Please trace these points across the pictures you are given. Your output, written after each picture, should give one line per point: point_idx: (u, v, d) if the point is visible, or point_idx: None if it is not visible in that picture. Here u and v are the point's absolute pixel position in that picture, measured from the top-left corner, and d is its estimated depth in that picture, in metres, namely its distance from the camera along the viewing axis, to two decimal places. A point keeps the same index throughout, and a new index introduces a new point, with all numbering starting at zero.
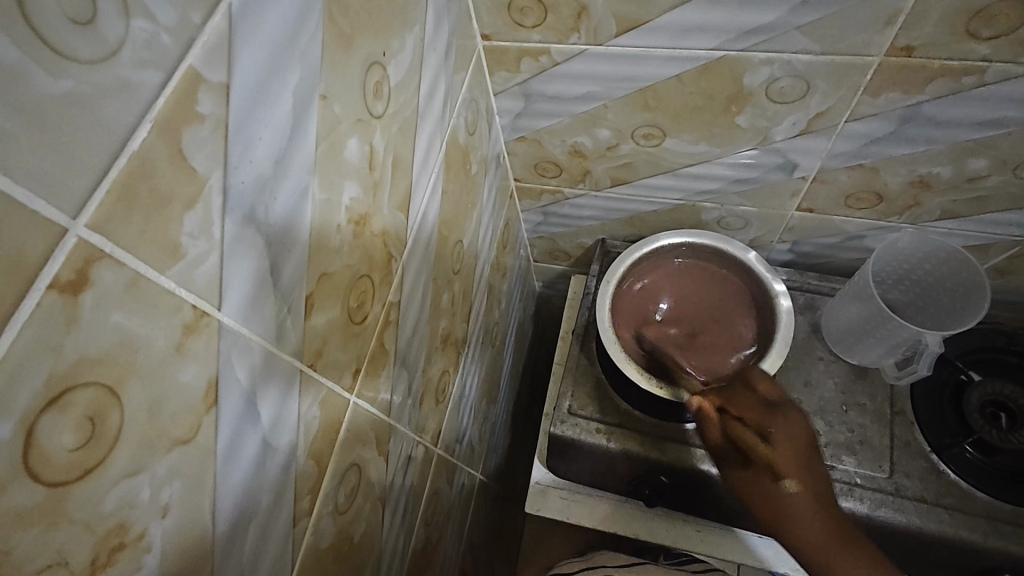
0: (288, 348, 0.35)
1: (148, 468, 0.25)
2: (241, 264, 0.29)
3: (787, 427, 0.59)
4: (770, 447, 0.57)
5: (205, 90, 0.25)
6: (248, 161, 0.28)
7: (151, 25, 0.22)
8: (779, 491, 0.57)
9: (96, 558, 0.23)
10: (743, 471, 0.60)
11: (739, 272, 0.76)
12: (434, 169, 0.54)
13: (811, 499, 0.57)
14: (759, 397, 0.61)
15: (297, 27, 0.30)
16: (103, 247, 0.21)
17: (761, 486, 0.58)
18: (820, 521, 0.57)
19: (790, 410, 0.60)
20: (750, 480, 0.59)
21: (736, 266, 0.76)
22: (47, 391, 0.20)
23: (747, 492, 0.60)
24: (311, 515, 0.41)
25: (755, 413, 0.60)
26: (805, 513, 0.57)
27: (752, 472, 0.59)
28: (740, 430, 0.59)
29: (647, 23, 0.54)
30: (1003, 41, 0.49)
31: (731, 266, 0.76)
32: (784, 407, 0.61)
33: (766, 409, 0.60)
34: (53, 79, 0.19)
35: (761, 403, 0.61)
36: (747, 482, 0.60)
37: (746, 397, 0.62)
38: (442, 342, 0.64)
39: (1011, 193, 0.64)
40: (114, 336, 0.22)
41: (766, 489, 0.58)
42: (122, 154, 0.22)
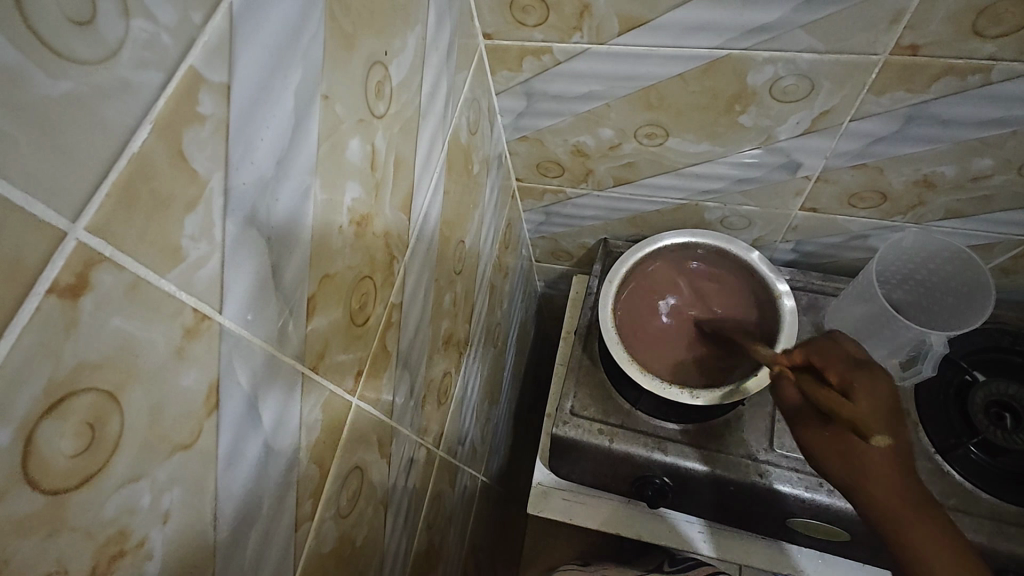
0: (290, 351, 0.34)
1: (148, 473, 0.25)
2: (242, 266, 0.29)
3: (872, 385, 0.54)
4: (852, 403, 0.52)
5: (206, 90, 0.24)
6: (249, 163, 0.28)
7: (151, 26, 0.22)
8: (863, 451, 0.51)
9: (96, 565, 0.23)
10: (817, 428, 0.54)
11: (742, 270, 0.76)
12: (436, 169, 0.53)
13: (887, 461, 0.51)
14: (846, 353, 0.57)
15: (299, 27, 0.30)
16: (102, 250, 0.21)
17: (840, 443, 0.53)
18: (906, 498, 0.50)
19: (879, 370, 0.56)
20: (823, 437, 0.54)
21: (737, 265, 0.76)
22: (47, 397, 0.20)
23: (820, 451, 0.54)
24: (313, 519, 0.41)
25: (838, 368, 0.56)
26: (881, 478, 0.51)
27: (828, 429, 0.54)
28: (822, 388, 0.54)
29: (650, 22, 0.53)
30: (1009, 39, 0.48)
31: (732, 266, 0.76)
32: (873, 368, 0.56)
33: (850, 366, 0.56)
34: (51, 80, 0.19)
35: (847, 359, 0.57)
36: (820, 439, 0.54)
37: (829, 352, 0.58)
38: (444, 343, 0.64)
39: (1016, 192, 0.64)
40: (114, 341, 0.22)
41: (841, 447, 0.53)
42: (121, 156, 0.21)
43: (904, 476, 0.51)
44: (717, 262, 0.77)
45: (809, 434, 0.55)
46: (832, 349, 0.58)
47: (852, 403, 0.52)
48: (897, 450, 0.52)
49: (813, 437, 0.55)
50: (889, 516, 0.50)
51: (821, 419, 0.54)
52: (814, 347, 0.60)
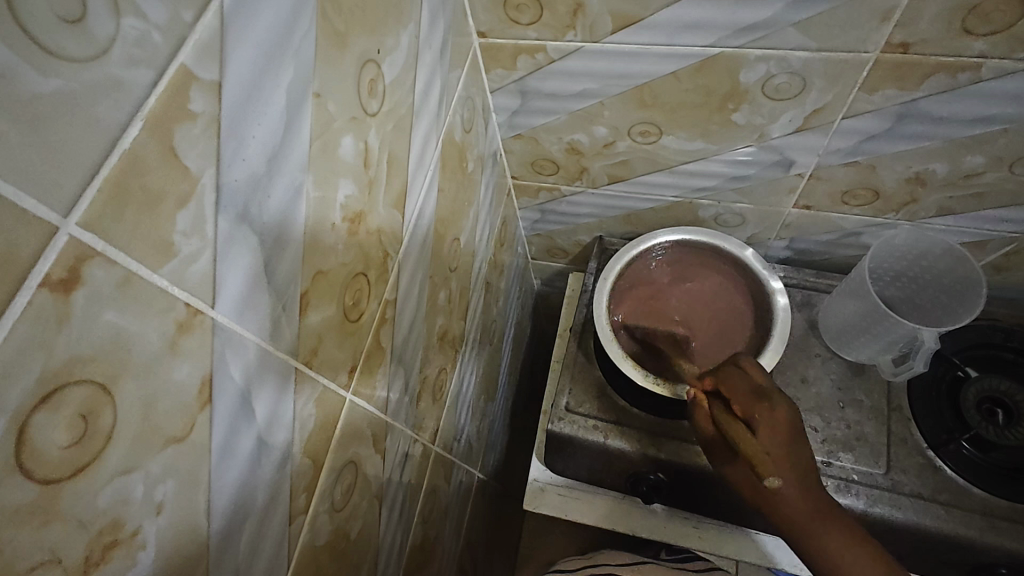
0: (283, 346, 0.35)
1: (141, 466, 0.25)
2: (235, 262, 0.29)
3: (773, 415, 0.53)
4: (754, 438, 0.53)
5: (198, 88, 0.25)
6: (242, 159, 0.28)
7: (142, 24, 0.22)
8: (762, 486, 0.54)
9: (89, 556, 0.23)
10: (732, 461, 0.57)
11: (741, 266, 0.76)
12: (431, 167, 0.54)
13: (792, 490, 0.53)
14: (751, 382, 0.57)
15: (290, 26, 0.30)
16: (95, 245, 0.21)
17: (743, 474, 0.56)
18: (808, 516, 0.53)
19: (778, 396, 0.55)
20: (736, 468, 0.57)
21: (736, 262, 0.76)
22: (40, 389, 0.20)
23: (734, 479, 0.57)
24: (307, 513, 0.41)
25: (744, 400, 0.55)
26: (782, 505, 0.54)
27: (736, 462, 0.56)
28: (729, 422, 0.55)
29: (643, 20, 0.53)
30: (999, 37, 0.49)
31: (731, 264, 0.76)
32: (774, 392, 0.55)
33: (741, 400, 0.56)
34: (43, 78, 0.19)
35: (750, 389, 0.56)
36: (736, 470, 0.57)
37: (739, 381, 0.57)
38: (439, 339, 0.64)
39: (1008, 189, 0.64)
40: (107, 335, 0.22)
41: (752, 483, 0.55)
42: (113, 153, 0.22)
43: (808, 496, 0.53)
44: (715, 259, 0.77)
45: (723, 462, 0.58)
46: (742, 377, 0.57)
47: (751, 441, 0.53)
48: (801, 474, 0.53)
49: (729, 466, 0.57)
50: (797, 531, 0.54)
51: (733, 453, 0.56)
52: (726, 372, 0.59)
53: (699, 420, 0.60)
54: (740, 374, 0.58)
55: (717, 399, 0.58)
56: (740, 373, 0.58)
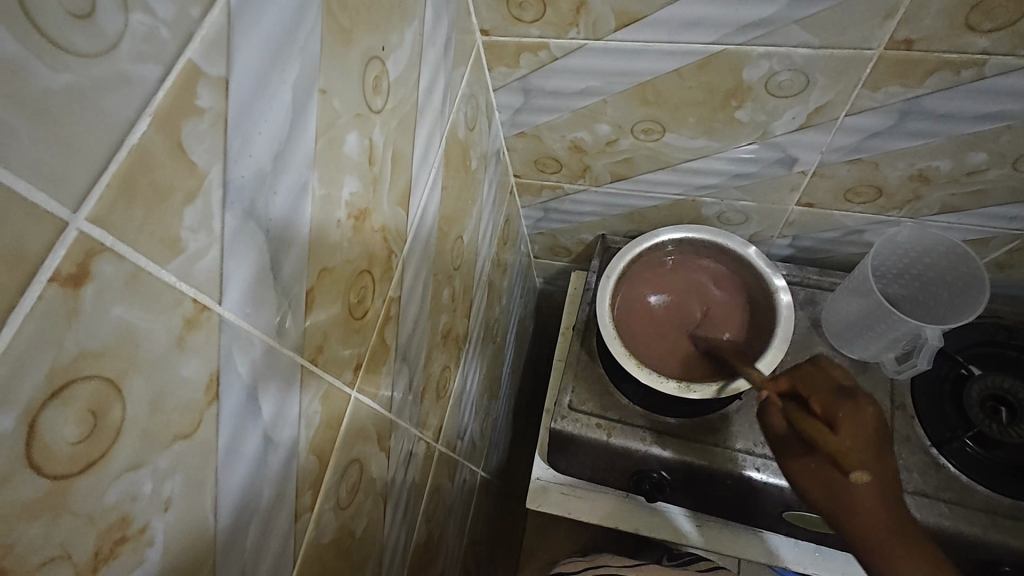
0: (289, 344, 0.35)
1: (149, 461, 0.25)
2: (242, 258, 0.29)
3: (858, 414, 0.55)
4: (837, 436, 0.54)
5: (204, 84, 0.25)
6: (248, 156, 0.29)
7: (149, 19, 0.22)
8: (843, 483, 0.53)
9: (98, 551, 0.23)
10: (804, 460, 0.56)
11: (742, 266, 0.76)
12: (434, 164, 0.54)
13: (872, 490, 0.52)
14: (831, 381, 0.59)
15: (297, 22, 0.30)
16: (103, 240, 0.21)
17: (817, 474, 0.55)
18: (889, 524, 0.51)
19: (864, 396, 0.57)
20: (807, 466, 0.56)
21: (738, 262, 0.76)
22: (50, 383, 0.20)
23: (806, 478, 0.56)
24: (313, 510, 0.41)
25: (823, 399, 0.57)
26: (862, 506, 0.52)
27: (810, 459, 0.56)
28: (807, 419, 0.56)
29: (646, 18, 0.53)
30: (1002, 34, 0.49)
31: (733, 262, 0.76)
32: (859, 395, 0.57)
33: (824, 399, 0.57)
34: (52, 72, 0.19)
35: (833, 388, 0.58)
36: (808, 468, 0.56)
37: (818, 381, 0.59)
38: (443, 337, 0.64)
39: (1011, 186, 0.64)
40: (115, 330, 0.22)
41: (832, 481, 0.54)
42: (121, 148, 0.22)
43: (887, 500, 0.52)
44: (716, 258, 0.77)
45: (794, 463, 0.57)
46: (820, 376, 0.59)
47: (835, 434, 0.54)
48: (881, 477, 0.53)
49: (799, 465, 0.57)
50: (870, 542, 0.51)
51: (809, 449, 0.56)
52: (802, 373, 0.61)
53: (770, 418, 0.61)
54: (819, 374, 0.60)
55: (794, 400, 0.60)
56: (817, 373, 0.61)
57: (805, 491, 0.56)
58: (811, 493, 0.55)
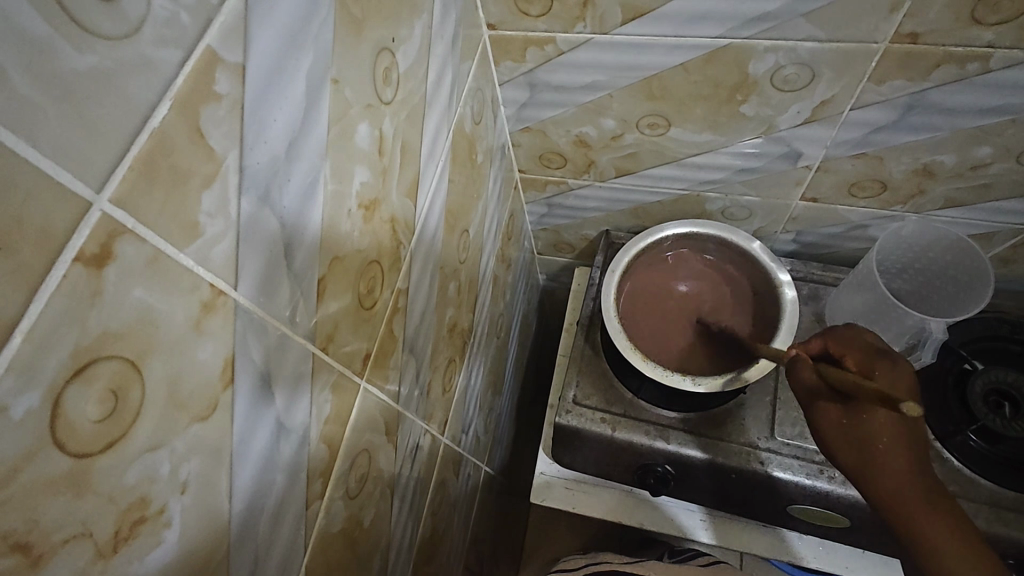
0: (301, 331, 0.35)
1: (167, 443, 0.25)
2: (256, 245, 0.30)
3: (894, 370, 0.56)
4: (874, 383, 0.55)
5: (222, 70, 0.25)
6: (263, 142, 0.29)
7: (171, 4, 0.22)
8: (867, 439, 0.54)
9: (119, 530, 0.24)
10: (833, 409, 0.56)
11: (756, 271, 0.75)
12: (442, 158, 0.54)
13: (894, 450, 0.53)
14: (866, 342, 0.59)
15: (311, 12, 0.31)
16: (125, 222, 0.22)
17: (842, 431, 0.55)
18: (914, 489, 0.52)
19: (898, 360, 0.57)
20: (833, 418, 0.56)
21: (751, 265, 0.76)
22: (73, 363, 0.20)
23: (827, 435, 0.57)
24: (323, 498, 0.41)
25: (858, 356, 0.58)
26: (885, 469, 0.53)
27: (832, 411, 0.56)
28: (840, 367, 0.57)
29: (652, 11, 0.54)
30: (1008, 27, 0.49)
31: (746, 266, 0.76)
32: (894, 356, 0.57)
33: (858, 361, 0.57)
34: (78, 53, 0.19)
35: (871, 347, 0.58)
36: (833, 425, 0.56)
37: (850, 344, 0.59)
38: (448, 331, 0.65)
39: (1015, 180, 0.64)
40: (136, 312, 0.23)
41: (857, 427, 0.55)
42: (142, 131, 0.22)
43: (912, 470, 0.53)
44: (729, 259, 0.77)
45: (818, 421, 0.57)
46: (852, 338, 0.59)
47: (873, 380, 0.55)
48: (902, 441, 0.54)
49: (826, 416, 0.56)
50: (897, 506, 0.53)
51: (837, 402, 0.56)
52: (837, 335, 0.61)
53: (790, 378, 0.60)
54: (857, 336, 0.60)
55: (825, 355, 0.60)
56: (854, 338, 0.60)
57: (830, 447, 0.57)
58: (836, 440, 0.56)
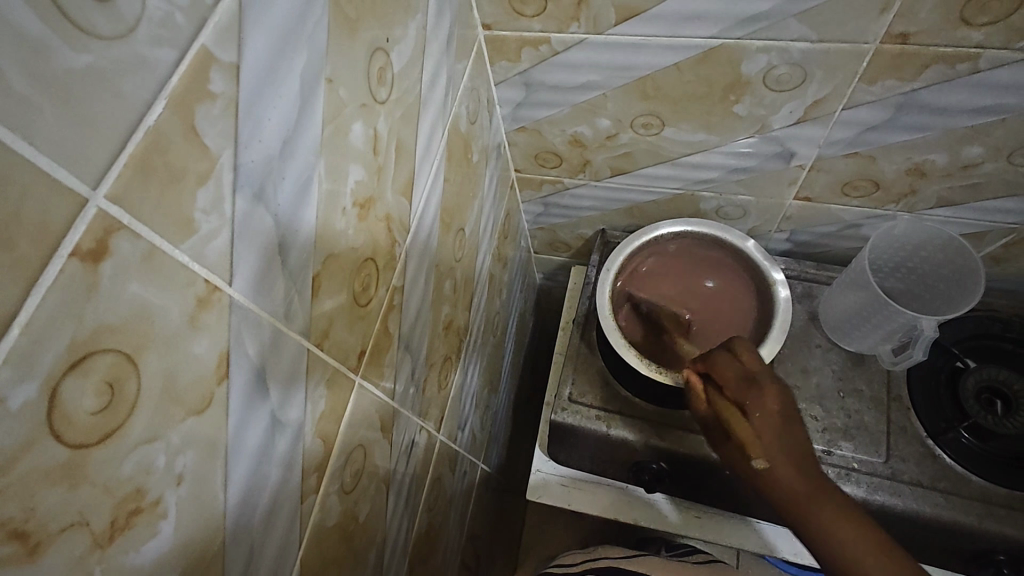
0: (296, 327, 0.35)
1: (163, 436, 0.26)
2: (251, 241, 0.30)
3: (763, 398, 0.56)
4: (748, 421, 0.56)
5: (217, 69, 0.26)
6: (258, 141, 0.29)
7: (165, 4, 0.23)
8: (749, 462, 0.55)
9: (114, 521, 0.24)
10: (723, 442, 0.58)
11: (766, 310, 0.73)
12: (437, 157, 0.54)
13: (778, 470, 0.53)
14: (742, 361, 0.59)
15: (304, 12, 0.31)
16: (121, 218, 0.22)
17: (734, 455, 0.57)
18: (807, 499, 0.51)
19: (768, 381, 0.57)
20: (725, 448, 0.58)
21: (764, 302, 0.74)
22: (70, 355, 0.21)
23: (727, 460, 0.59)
24: (318, 493, 0.42)
25: (732, 384, 0.58)
26: (771, 486, 0.53)
27: (722, 441, 0.58)
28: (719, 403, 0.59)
29: (645, 12, 0.54)
30: (996, 27, 0.49)
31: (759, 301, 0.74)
32: (762, 379, 0.57)
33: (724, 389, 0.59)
34: (74, 53, 0.20)
35: (739, 372, 0.59)
36: (727, 454, 0.58)
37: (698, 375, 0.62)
38: (444, 329, 0.65)
39: (1006, 180, 0.65)
40: (132, 306, 0.23)
41: (742, 464, 0.56)
42: (138, 129, 0.22)
43: (800, 479, 0.52)
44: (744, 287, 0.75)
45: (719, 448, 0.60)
46: (728, 359, 0.60)
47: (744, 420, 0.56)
48: (785, 458, 0.53)
49: (719, 447, 0.59)
50: (793, 515, 0.52)
51: (723, 431, 0.58)
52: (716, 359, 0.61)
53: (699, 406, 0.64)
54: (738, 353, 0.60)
55: (709, 382, 0.61)
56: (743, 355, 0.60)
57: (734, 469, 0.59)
58: (736, 466, 0.57)
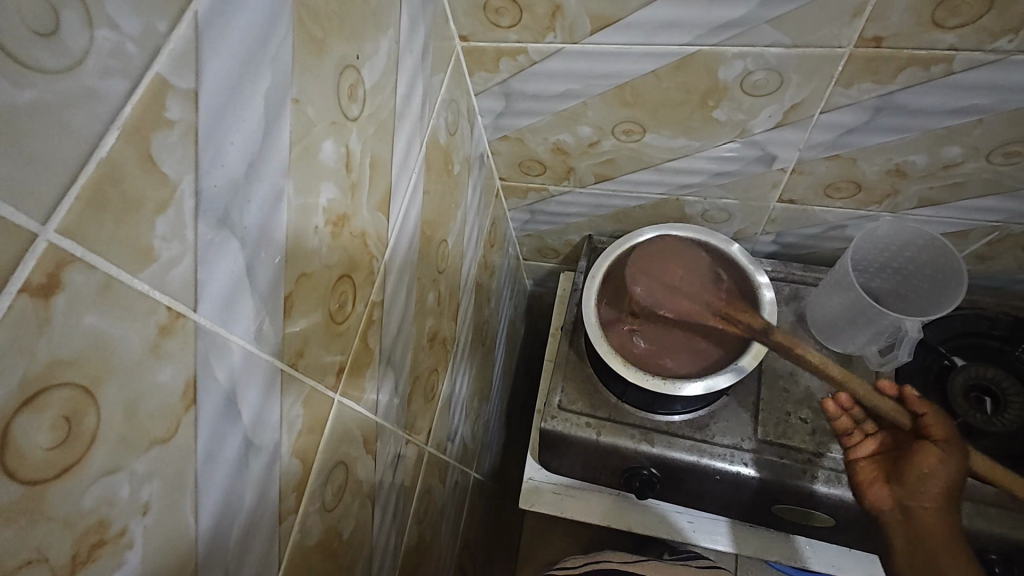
0: (267, 349, 0.35)
1: (126, 466, 0.26)
2: (217, 266, 0.30)
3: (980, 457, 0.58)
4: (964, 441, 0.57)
5: (174, 96, 0.26)
6: (220, 165, 0.29)
7: (115, 35, 0.23)
8: (926, 483, 0.56)
9: (76, 555, 0.24)
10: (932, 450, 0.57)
11: (639, 356, 0.73)
12: (415, 170, 0.54)
13: (936, 494, 0.56)
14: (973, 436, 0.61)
15: (267, 35, 0.31)
16: (74, 251, 0.22)
17: (921, 463, 0.57)
18: (947, 540, 0.54)
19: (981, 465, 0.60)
20: (928, 458, 0.56)
21: (647, 361, 0.72)
22: (23, 391, 0.21)
23: (880, 476, 0.61)
24: (297, 512, 0.42)
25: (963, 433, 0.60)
26: (924, 507, 0.56)
27: (921, 450, 0.57)
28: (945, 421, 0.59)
29: (620, 21, 0.54)
30: (968, 30, 0.50)
31: (654, 360, 0.72)
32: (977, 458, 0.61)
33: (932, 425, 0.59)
34: (18, 89, 0.20)
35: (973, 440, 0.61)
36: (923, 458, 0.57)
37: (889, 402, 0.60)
38: (428, 340, 0.65)
39: (987, 179, 0.65)
40: (89, 339, 0.23)
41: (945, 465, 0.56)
42: (90, 161, 0.22)
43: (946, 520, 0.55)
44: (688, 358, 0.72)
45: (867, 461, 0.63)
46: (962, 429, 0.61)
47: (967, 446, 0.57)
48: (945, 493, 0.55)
49: (913, 460, 0.57)
50: (925, 537, 0.54)
51: (943, 447, 0.57)
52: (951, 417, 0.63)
53: (846, 424, 0.66)
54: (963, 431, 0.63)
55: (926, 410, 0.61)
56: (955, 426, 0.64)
57: (880, 481, 0.60)
58: (914, 464, 0.57)
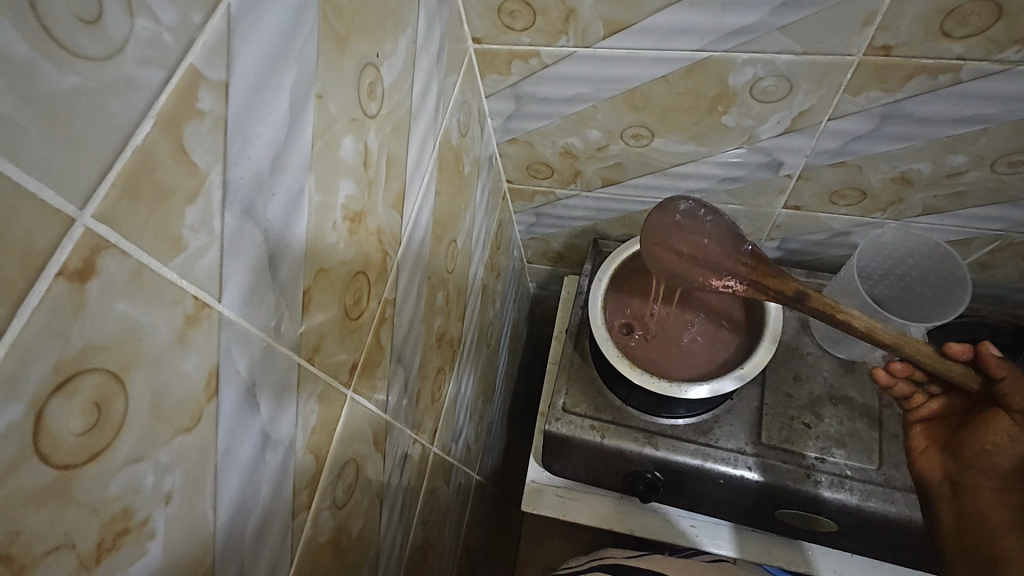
0: (286, 343, 0.35)
1: (151, 455, 0.26)
2: (242, 257, 0.30)
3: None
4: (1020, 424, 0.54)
5: (206, 87, 0.26)
6: (247, 157, 0.29)
7: (154, 25, 0.23)
8: (994, 455, 0.56)
9: (101, 542, 0.24)
10: (1005, 425, 0.55)
11: (654, 225, 0.61)
12: (428, 170, 0.54)
13: (1003, 467, 0.56)
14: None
15: (293, 32, 0.31)
16: (108, 237, 0.22)
17: (990, 435, 0.56)
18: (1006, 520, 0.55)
19: None
20: (999, 430, 0.55)
21: (661, 233, 0.60)
22: (56, 375, 0.21)
23: (935, 445, 0.62)
24: (310, 508, 0.42)
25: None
26: (978, 483, 0.57)
27: (992, 422, 0.56)
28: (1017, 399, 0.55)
29: (633, 26, 0.55)
30: (976, 40, 0.50)
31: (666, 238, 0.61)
32: None
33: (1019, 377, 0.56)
34: (62, 75, 0.20)
35: None
36: (998, 437, 0.55)
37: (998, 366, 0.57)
38: (436, 340, 0.65)
39: (990, 188, 0.66)
40: (119, 325, 0.23)
41: (1003, 441, 0.55)
42: (126, 147, 0.22)
43: None
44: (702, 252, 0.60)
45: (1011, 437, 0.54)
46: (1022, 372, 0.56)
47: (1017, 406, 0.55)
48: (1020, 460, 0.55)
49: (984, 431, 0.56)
50: (971, 512, 0.57)
51: (1006, 423, 0.55)
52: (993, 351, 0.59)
53: (902, 389, 0.65)
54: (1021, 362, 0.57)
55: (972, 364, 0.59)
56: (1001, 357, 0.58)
57: (936, 451, 0.62)
58: (974, 435, 0.58)
